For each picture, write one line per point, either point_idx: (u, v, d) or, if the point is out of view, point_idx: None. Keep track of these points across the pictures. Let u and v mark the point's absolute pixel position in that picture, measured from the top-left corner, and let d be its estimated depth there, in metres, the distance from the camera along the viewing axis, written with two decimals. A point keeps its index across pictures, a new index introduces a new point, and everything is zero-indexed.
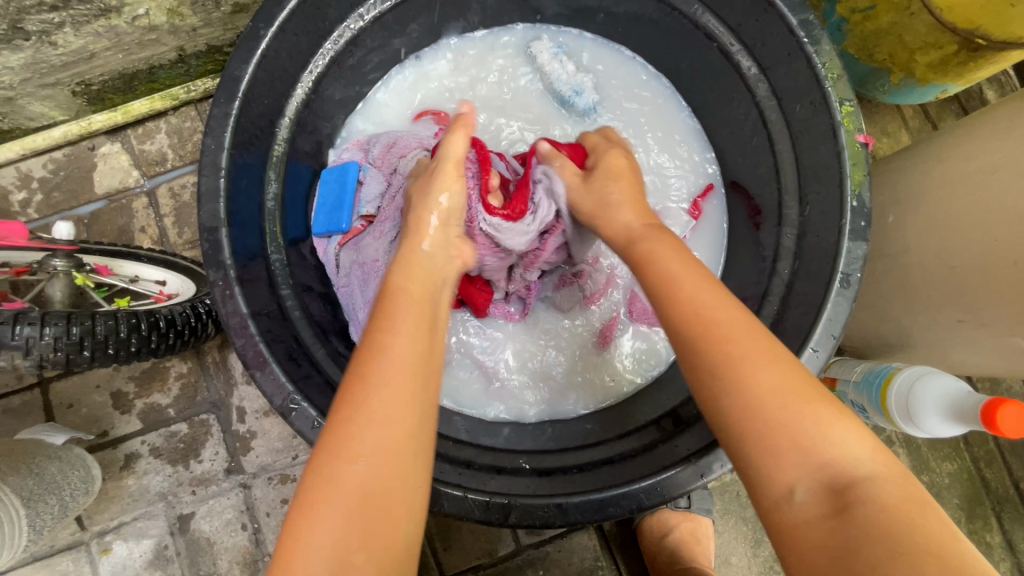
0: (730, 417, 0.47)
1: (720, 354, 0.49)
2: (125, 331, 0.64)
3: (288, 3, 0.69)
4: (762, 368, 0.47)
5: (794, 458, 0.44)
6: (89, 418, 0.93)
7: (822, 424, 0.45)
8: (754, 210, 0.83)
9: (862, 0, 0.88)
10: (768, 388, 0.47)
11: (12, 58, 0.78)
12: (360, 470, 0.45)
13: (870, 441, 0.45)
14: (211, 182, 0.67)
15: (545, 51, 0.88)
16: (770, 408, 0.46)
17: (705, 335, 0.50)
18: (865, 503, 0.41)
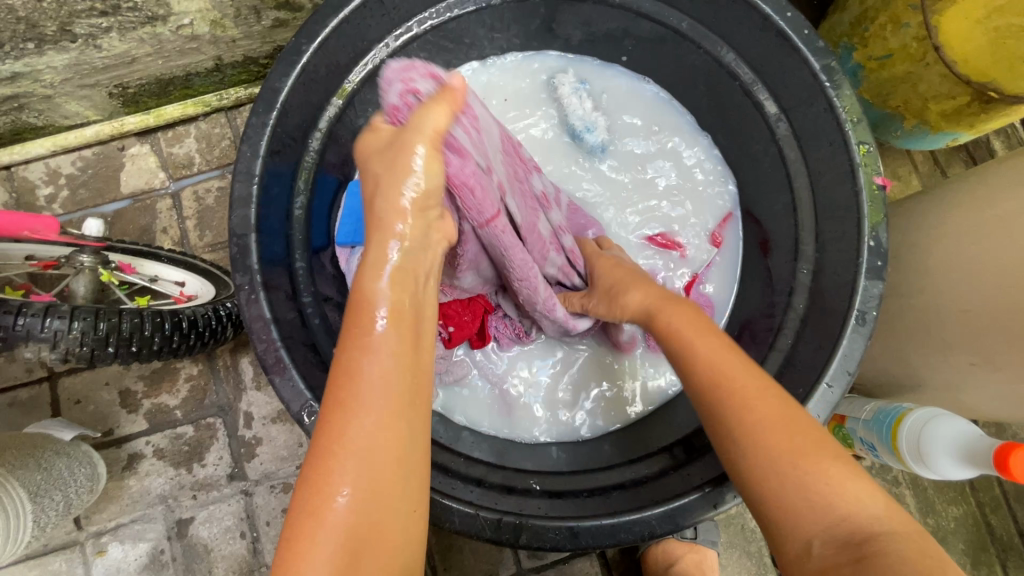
0: (754, 476, 0.51)
1: (732, 420, 0.53)
2: (150, 329, 0.64)
3: (331, 21, 0.71)
4: (783, 429, 0.51)
5: (806, 515, 0.47)
6: (95, 415, 0.93)
7: (834, 482, 0.48)
8: (764, 241, 0.86)
9: (878, 49, 0.91)
10: (781, 447, 0.50)
11: (57, 59, 0.80)
12: (360, 504, 0.43)
13: (880, 500, 0.48)
14: (244, 188, 0.68)
15: (567, 85, 0.90)
16: (791, 466, 0.49)
17: (725, 395, 0.54)
18: (882, 559, 0.44)
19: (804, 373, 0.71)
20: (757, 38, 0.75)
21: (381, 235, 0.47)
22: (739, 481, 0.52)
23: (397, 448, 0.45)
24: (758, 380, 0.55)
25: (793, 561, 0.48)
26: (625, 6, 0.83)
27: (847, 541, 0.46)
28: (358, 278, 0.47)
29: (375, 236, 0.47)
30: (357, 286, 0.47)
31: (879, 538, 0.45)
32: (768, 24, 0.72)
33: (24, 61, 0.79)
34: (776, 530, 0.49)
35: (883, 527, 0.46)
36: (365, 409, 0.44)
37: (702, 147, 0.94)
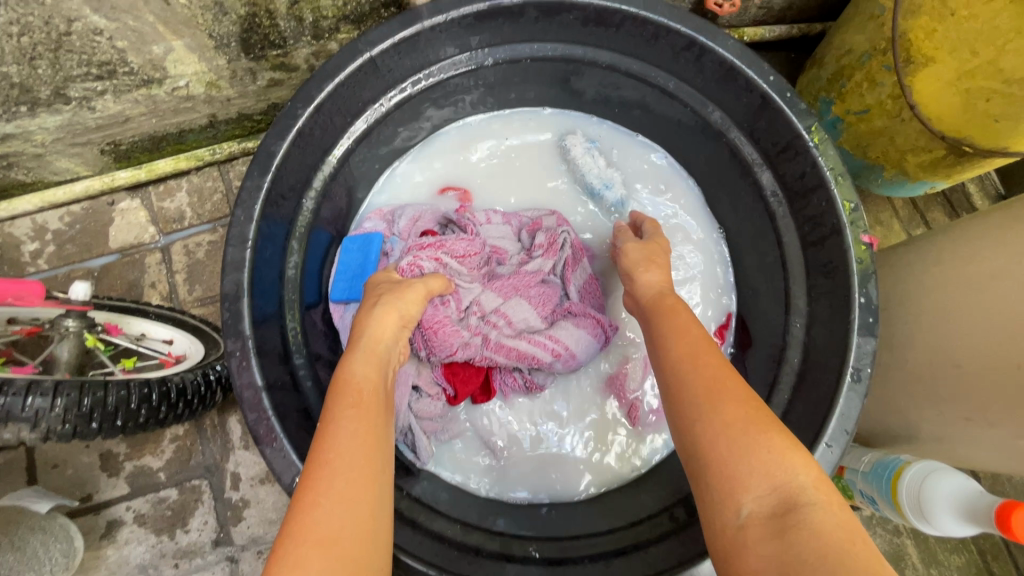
0: (699, 438, 0.52)
1: (693, 391, 0.55)
2: (136, 402, 0.62)
3: (327, 86, 0.72)
4: (738, 400, 0.53)
5: (743, 481, 0.47)
6: (74, 480, 0.89)
7: (776, 454, 0.48)
8: (744, 342, 0.89)
9: (856, 105, 0.95)
10: (733, 414, 0.52)
11: (50, 121, 0.80)
12: (336, 552, 0.45)
13: (813, 470, 0.48)
14: (238, 252, 0.68)
15: (579, 145, 0.93)
16: (737, 430, 0.50)
17: (693, 363, 0.57)
18: (808, 527, 0.43)
19: (803, 430, 0.71)
20: (743, 100, 0.78)
21: (372, 333, 0.64)
22: (690, 445, 0.52)
23: (372, 502, 0.50)
24: (718, 357, 0.58)
25: (729, 528, 0.47)
26: (614, 67, 0.85)
27: (777, 508, 0.45)
28: (344, 369, 0.60)
29: (373, 332, 0.64)
30: (346, 363, 0.61)
31: (804, 505, 0.45)
32: (753, 87, 0.75)
33: (16, 123, 0.79)
34: (718, 495, 0.48)
35: (811, 497, 0.45)
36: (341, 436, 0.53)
37: (692, 203, 0.95)
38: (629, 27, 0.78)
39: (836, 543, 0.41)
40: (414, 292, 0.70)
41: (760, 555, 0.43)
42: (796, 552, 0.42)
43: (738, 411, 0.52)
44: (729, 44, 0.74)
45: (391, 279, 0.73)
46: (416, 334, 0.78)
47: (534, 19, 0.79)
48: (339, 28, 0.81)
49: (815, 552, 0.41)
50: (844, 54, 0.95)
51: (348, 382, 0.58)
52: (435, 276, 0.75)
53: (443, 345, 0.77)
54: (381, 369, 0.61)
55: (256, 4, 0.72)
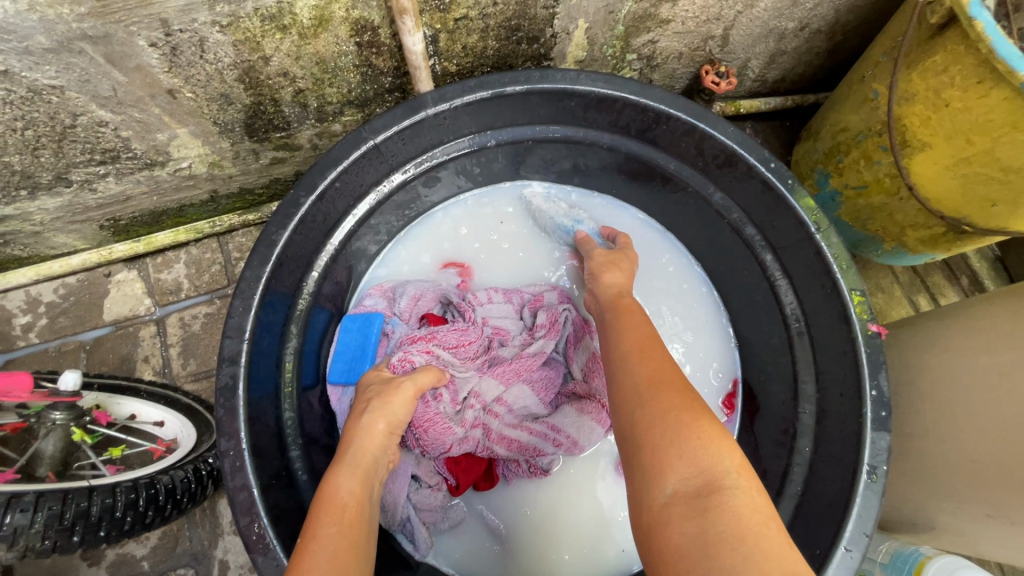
0: (636, 423, 0.53)
1: (636, 392, 0.56)
2: (122, 509, 0.59)
3: (330, 174, 0.72)
4: (677, 390, 0.54)
5: (673, 462, 0.47)
6: (52, 570, 0.85)
7: (704, 439, 0.48)
8: (752, 412, 0.87)
9: (853, 180, 0.97)
10: (671, 403, 0.52)
11: (49, 202, 0.80)
12: None
13: (738, 456, 0.47)
14: (235, 345, 0.66)
15: (537, 196, 0.95)
16: (672, 414, 0.51)
17: (642, 363, 0.59)
18: (725, 509, 0.43)
19: (819, 527, 0.69)
20: (745, 184, 0.79)
21: (360, 443, 0.62)
22: (629, 433, 0.53)
23: None
24: (662, 361, 0.59)
25: (654, 507, 0.46)
26: (615, 148, 0.86)
27: (701, 490, 0.45)
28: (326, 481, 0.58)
29: (361, 442, 0.62)
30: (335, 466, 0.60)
31: (727, 488, 0.44)
32: (754, 172, 0.75)
33: (15, 205, 0.79)
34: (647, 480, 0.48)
35: (734, 481, 0.45)
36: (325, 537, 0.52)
37: (697, 276, 0.94)
38: (629, 112, 0.79)
39: (750, 528, 0.41)
40: (403, 395, 0.68)
41: (680, 532, 0.43)
42: (715, 533, 0.41)
43: (673, 404, 0.52)
44: (729, 132, 0.75)
45: (382, 379, 0.72)
46: (409, 432, 0.77)
47: (536, 105, 0.80)
48: (344, 111, 0.82)
49: (730, 534, 0.41)
50: (840, 131, 0.97)
51: (335, 499, 0.56)
52: (425, 369, 0.74)
53: (437, 443, 0.76)
54: (366, 482, 0.59)
55: (261, 94, 0.73)
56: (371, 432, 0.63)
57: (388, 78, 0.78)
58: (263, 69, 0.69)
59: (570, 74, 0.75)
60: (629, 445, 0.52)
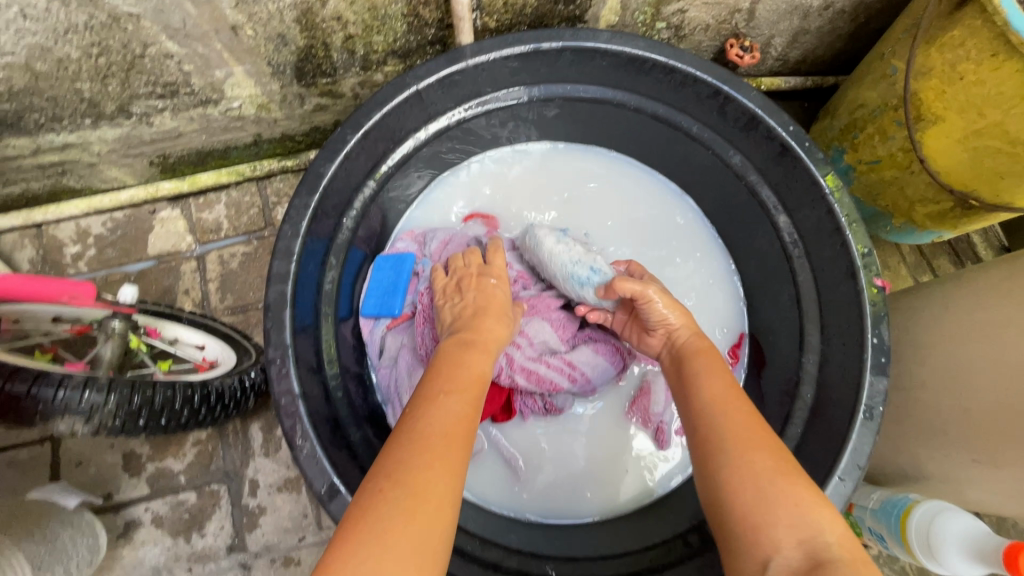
0: (725, 484, 0.54)
1: (724, 440, 0.57)
2: (180, 402, 0.66)
3: (375, 115, 0.77)
4: (763, 448, 0.55)
5: (774, 534, 0.49)
6: (96, 478, 0.91)
7: (801, 508, 0.50)
8: (760, 362, 0.92)
9: (867, 155, 1.00)
10: (762, 464, 0.54)
11: (110, 133, 0.85)
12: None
13: (839, 527, 0.50)
14: (283, 266, 0.72)
15: (549, 236, 0.85)
16: (763, 480, 0.52)
17: (722, 413, 0.60)
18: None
19: (815, 464, 0.74)
20: (763, 146, 0.83)
21: (446, 388, 0.59)
22: (715, 494, 0.54)
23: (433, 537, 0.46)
24: (747, 406, 0.60)
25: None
26: (641, 109, 0.90)
27: (807, 563, 0.47)
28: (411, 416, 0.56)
29: (446, 385, 0.60)
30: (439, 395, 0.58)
31: (830, 560, 0.47)
32: (773, 135, 0.80)
33: (78, 134, 0.84)
34: (746, 550, 0.50)
35: (835, 553, 0.47)
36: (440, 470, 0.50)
37: (709, 237, 1.00)
38: (658, 74, 0.83)
39: None
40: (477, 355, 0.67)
41: None
42: None
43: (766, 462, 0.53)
44: (752, 95, 0.79)
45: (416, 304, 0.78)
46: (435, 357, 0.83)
47: (570, 63, 0.84)
48: (387, 61, 0.87)
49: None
50: (857, 107, 1.00)
51: (426, 435, 0.53)
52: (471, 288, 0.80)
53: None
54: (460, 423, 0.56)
55: (314, 37, 0.78)
56: (454, 380, 0.61)
57: (432, 29, 0.82)
58: (319, 12, 0.74)
59: (603, 34, 0.80)
60: (716, 507, 0.54)
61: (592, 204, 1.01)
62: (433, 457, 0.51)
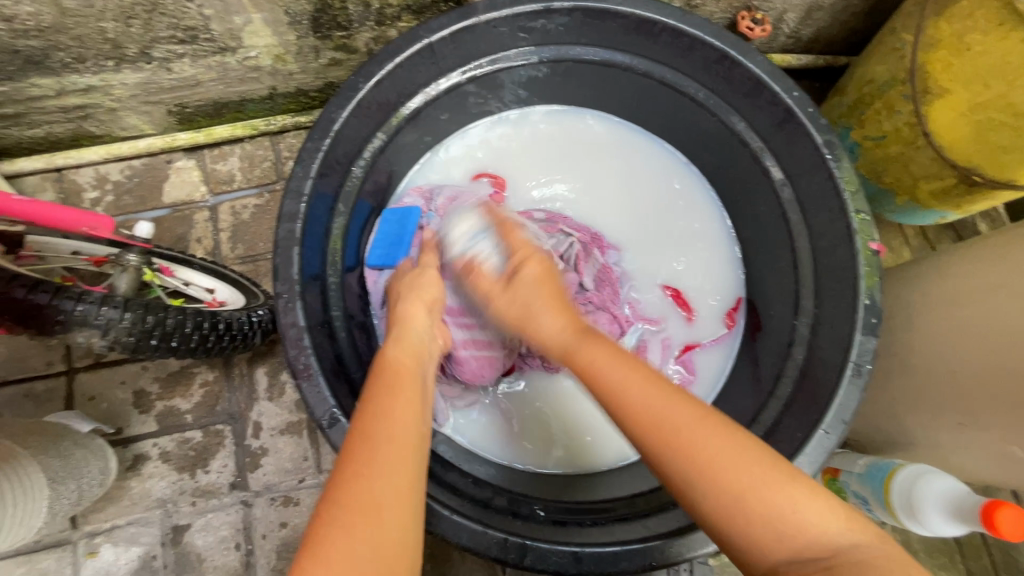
0: (708, 501, 0.53)
1: (662, 427, 0.55)
2: (191, 328, 0.68)
3: (387, 65, 0.79)
4: (723, 450, 0.54)
5: (763, 537, 0.51)
6: (107, 413, 0.95)
7: (765, 482, 0.52)
8: (755, 327, 0.94)
9: (874, 130, 1.00)
10: (733, 473, 0.53)
11: (131, 77, 0.88)
12: None
13: (823, 507, 0.51)
14: (293, 205, 0.74)
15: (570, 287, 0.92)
16: (736, 489, 0.52)
17: (656, 431, 0.55)
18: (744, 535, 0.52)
19: (803, 421, 0.76)
20: (768, 111, 0.83)
21: (383, 423, 0.56)
22: (697, 507, 0.54)
23: None
24: (681, 400, 0.57)
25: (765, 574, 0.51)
26: (650, 74, 0.91)
27: (811, 556, 0.49)
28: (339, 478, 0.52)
29: (381, 424, 0.56)
30: (381, 410, 0.57)
31: (830, 546, 0.50)
32: (777, 100, 0.80)
33: (101, 76, 0.87)
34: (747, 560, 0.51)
35: (842, 540, 0.50)
36: (387, 477, 0.52)
37: (711, 207, 1.01)
38: (666, 38, 0.84)
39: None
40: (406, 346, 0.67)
41: None
42: None
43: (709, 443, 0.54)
44: (758, 60, 0.80)
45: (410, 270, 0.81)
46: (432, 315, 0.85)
47: (580, 24, 0.86)
48: (401, 17, 0.89)
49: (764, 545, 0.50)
50: (866, 83, 1.00)
51: (370, 495, 0.50)
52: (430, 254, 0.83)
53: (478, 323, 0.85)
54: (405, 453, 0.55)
55: None
56: (381, 414, 0.57)
57: None
58: None
59: None
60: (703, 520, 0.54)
61: (597, 170, 1.03)
62: (376, 490, 0.51)
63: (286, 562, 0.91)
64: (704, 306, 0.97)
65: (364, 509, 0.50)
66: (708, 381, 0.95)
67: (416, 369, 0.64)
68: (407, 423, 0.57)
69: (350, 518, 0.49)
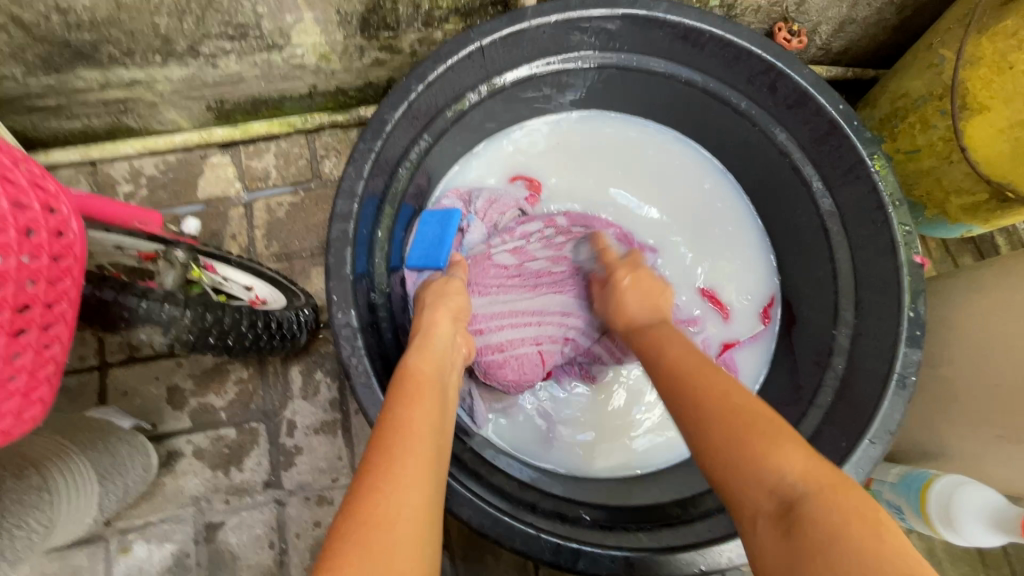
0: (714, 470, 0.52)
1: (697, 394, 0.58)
2: (246, 325, 0.70)
3: (439, 68, 0.79)
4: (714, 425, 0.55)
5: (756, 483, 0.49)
6: (141, 408, 0.94)
7: (766, 449, 0.50)
8: (789, 321, 0.96)
9: (907, 143, 1.00)
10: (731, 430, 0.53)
11: (176, 72, 0.88)
12: None
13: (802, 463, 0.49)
14: (346, 206, 0.74)
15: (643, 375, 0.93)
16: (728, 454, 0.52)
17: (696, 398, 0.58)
18: (806, 523, 0.44)
19: (845, 430, 0.77)
20: (811, 123, 0.84)
21: (397, 417, 0.58)
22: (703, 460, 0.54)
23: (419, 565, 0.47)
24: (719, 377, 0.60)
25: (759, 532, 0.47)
26: (693, 83, 0.92)
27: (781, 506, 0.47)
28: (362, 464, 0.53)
29: (396, 417, 0.58)
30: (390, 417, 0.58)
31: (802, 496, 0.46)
32: (823, 112, 0.81)
33: (146, 70, 0.86)
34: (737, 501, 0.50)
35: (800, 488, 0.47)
36: (404, 484, 0.51)
37: (744, 210, 1.03)
38: (713, 47, 0.85)
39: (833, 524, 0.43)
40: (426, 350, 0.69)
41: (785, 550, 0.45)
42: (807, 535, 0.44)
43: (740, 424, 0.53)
44: (806, 72, 0.81)
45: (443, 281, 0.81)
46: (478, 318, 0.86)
47: (628, 31, 0.86)
48: (449, 19, 0.89)
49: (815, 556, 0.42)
50: (899, 97, 1.01)
51: (385, 468, 0.52)
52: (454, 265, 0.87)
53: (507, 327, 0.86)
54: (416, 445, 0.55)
55: None
56: (407, 408, 0.59)
57: None
58: None
59: (664, 3, 0.81)
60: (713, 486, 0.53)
61: (636, 173, 1.03)
62: (388, 490, 0.50)
63: None
64: (739, 306, 0.99)
65: (377, 517, 0.48)
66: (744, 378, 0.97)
67: (435, 379, 0.65)
68: (426, 436, 0.57)
69: (363, 522, 0.47)
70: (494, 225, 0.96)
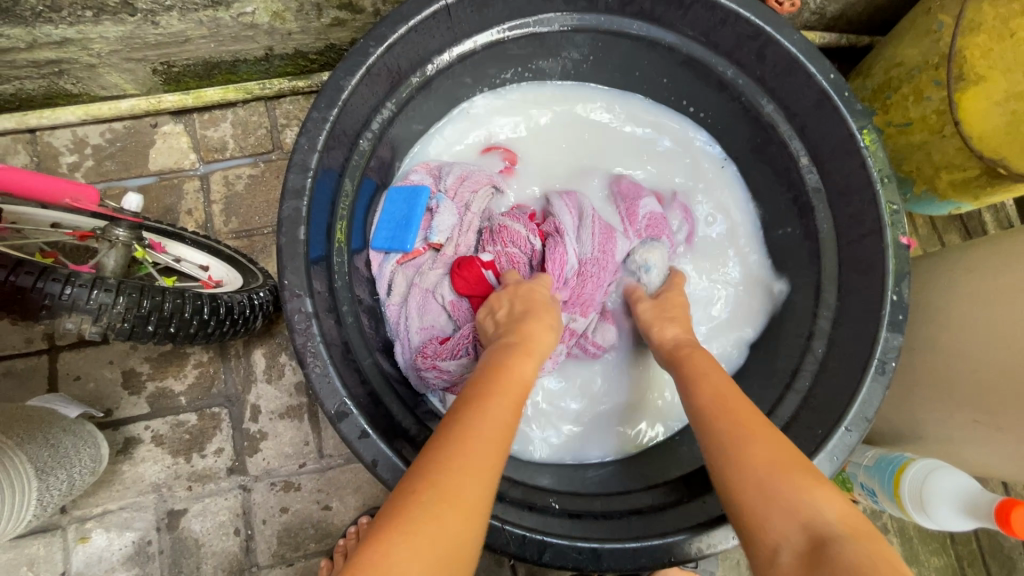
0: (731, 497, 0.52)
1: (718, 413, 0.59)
2: (189, 312, 0.69)
3: (401, 29, 0.72)
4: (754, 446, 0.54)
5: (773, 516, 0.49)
6: (94, 394, 0.90)
7: (798, 492, 0.49)
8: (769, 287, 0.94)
9: (899, 116, 0.95)
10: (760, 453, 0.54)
11: (111, 30, 0.80)
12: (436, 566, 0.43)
13: (835, 504, 0.49)
14: (298, 180, 0.69)
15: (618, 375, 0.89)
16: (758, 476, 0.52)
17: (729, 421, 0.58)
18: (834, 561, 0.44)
19: (823, 416, 0.75)
20: (798, 92, 0.79)
21: (477, 418, 0.53)
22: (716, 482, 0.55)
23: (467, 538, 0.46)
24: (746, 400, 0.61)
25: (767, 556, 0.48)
26: (676, 48, 0.86)
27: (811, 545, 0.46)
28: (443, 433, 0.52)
29: (477, 417, 0.53)
30: (485, 411, 0.54)
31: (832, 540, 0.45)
32: (812, 82, 0.76)
33: (77, 28, 0.79)
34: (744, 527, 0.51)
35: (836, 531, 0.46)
36: (475, 467, 0.49)
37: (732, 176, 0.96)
38: (698, 10, 0.79)
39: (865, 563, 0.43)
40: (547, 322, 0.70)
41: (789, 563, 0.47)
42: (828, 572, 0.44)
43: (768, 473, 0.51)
44: (795, 38, 0.75)
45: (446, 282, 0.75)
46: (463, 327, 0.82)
47: None
48: None
49: None
50: (894, 66, 0.95)
51: (469, 445, 0.50)
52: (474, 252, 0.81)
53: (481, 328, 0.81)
54: (497, 453, 0.51)
55: None
56: (485, 399, 0.56)
57: None
58: None
59: None
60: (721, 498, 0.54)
61: (615, 144, 0.97)
62: (468, 462, 0.49)
63: (286, 548, 0.89)
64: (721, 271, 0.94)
65: (451, 497, 0.46)
66: (732, 345, 0.93)
67: (525, 387, 0.60)
68: (506, 444, 0.53)
69: (441, 480, 0.47)
70: (465, 206, 0.89)
